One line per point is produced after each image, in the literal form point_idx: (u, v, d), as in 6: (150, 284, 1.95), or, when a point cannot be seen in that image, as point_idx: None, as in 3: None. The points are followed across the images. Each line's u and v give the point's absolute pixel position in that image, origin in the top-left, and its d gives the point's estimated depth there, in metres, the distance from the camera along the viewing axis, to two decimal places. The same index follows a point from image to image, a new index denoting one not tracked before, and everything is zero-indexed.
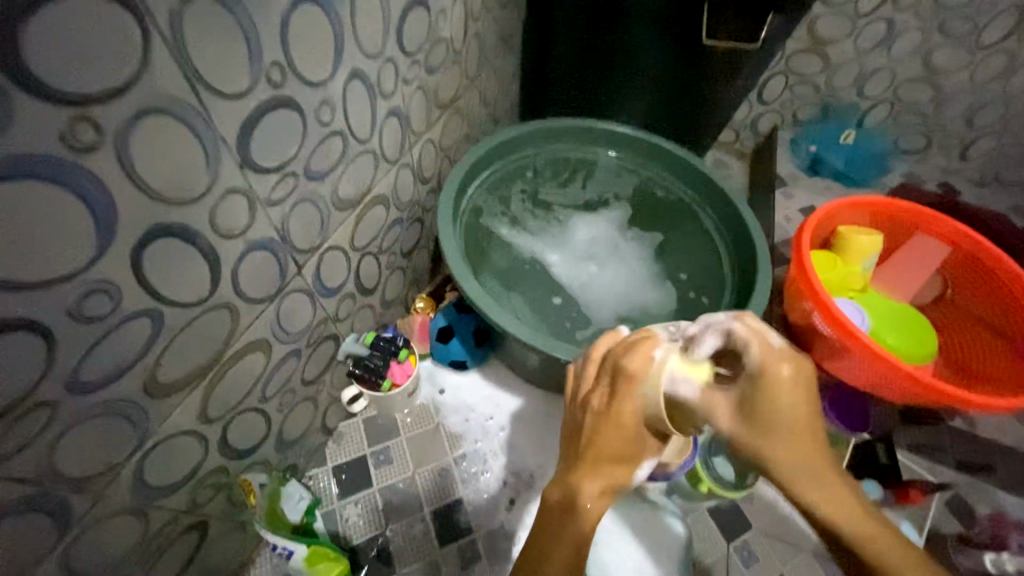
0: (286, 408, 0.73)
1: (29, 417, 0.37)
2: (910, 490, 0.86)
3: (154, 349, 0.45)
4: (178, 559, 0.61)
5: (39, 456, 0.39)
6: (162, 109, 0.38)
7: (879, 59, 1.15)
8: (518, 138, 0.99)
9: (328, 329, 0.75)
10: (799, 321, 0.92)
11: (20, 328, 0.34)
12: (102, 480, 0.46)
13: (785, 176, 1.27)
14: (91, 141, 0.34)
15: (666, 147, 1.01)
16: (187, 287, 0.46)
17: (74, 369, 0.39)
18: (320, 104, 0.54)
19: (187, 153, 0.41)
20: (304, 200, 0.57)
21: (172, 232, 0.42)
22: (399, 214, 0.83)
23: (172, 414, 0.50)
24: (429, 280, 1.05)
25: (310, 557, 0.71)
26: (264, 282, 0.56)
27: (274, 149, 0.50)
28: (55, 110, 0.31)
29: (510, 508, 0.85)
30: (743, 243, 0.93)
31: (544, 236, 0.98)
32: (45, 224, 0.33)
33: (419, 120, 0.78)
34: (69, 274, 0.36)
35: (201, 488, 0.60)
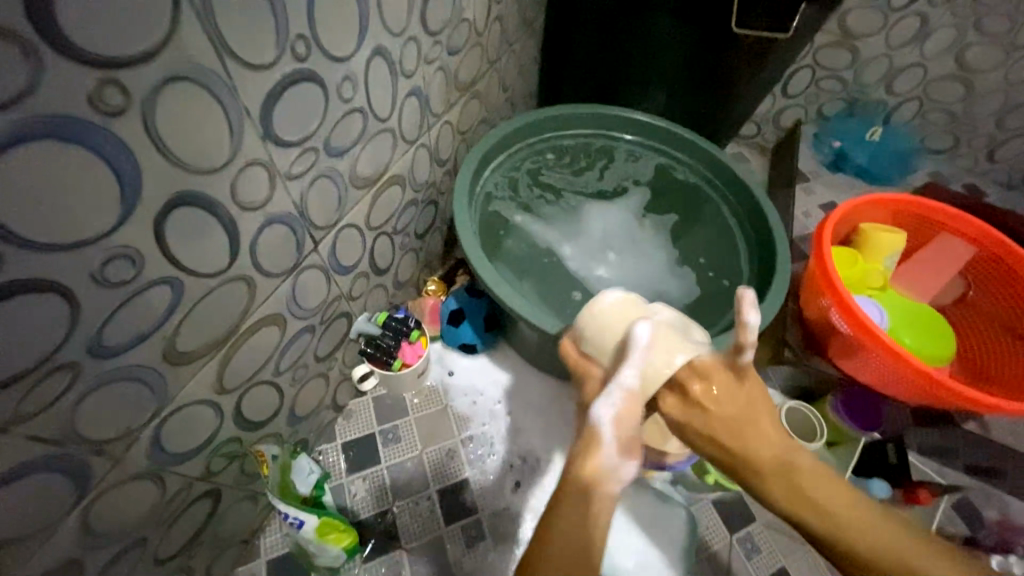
0: (299, 383, 0.74)
1: (54, 377, 0.38)
2: (920, 492, 0.84)
3: (174, 318, 0.46)
4: (192, 524, 0.63)
5: (63, 416, 0.40)
6: (189, 77, 0.37)
7: (911, 54, 1.11)
8: (538, 122, 0.97)
9: (341, 308, 0.76)
10: (815, 317, 0.90)
11: (46, 290, 0.35)
12: (122, 443, 0.47)
13: (806, 171, 1.25)
14: (119, 105, 0.34)
15: (687, 137, 0.99)
16: (207, 257, 0.46)
17: (97, 333, 0.39)
18: (342, 80, 0.53)
19: (211, 123, 0.41)
20: (323, 176, 0.57)
21: (193, 202, 0.42)
22: (415, 196, 0.83)
23: (189, 383, 0.51)
24: (441, 264, 1.05)
25: (320, 528, 0.72)
26: (282, 257, 0.56)
27: (296, 124, 0.50)
28: (85, 72, 0.31)
29: (515, 491, 0.86)
30: (763, 237, 0.91)
31: (559, 223, 0.97)
32: (73, 187, 0.33)
33: (438, 101, 0.77)
34: (94, 239, 0.36)
35: (216, 457, 0.62)
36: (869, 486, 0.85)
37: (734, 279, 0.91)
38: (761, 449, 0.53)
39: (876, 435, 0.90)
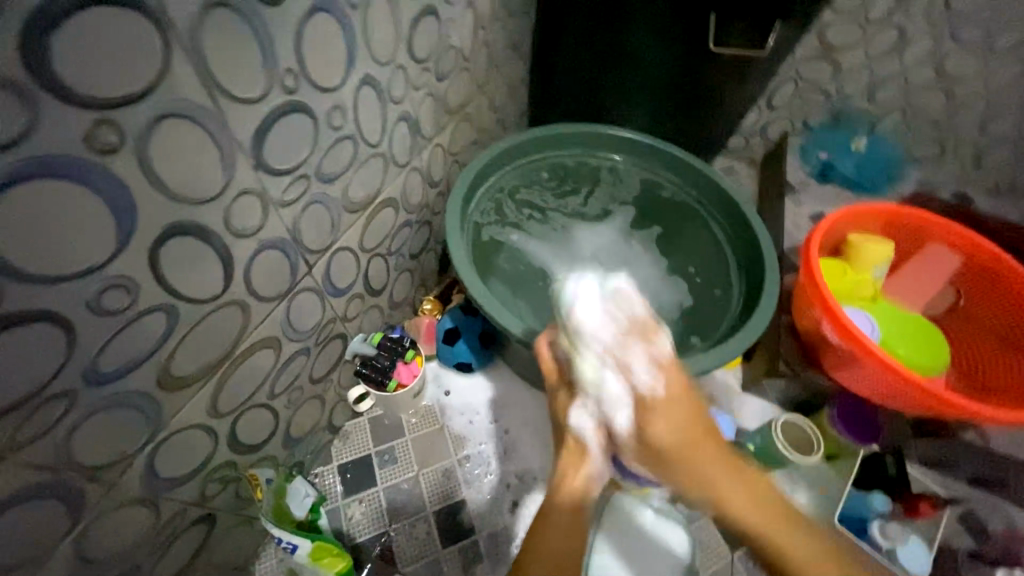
0: (294, 405, 0.74)
1: (49, 405, 0.39)
2: (920, 504, 0.82)
3: (168, 344, 0.47)
4: (185, 551, 0.63)
5: (57, 445, 0.41)
6: (181, 113, 0.39)
7: (890, 66, 1.14)
8: (527, 143, 1.00)
9: (336, 329, 0.77)
10: (807, 329, 0.91)
11: (41, 320, 0.36)
12: (116, 469, 0.47)
13: (795, 183, 1.27)
14: (113, 143, 0.35)
15: (673, 153, 1.01)
16: (202, 284, 0.47)
17: (91, 361, 0.40)
18: (331, 108, 0.55)
19: (202, 155, 0.42)
20: (315, 201, 0.59)
21: (187, 231, 0.44)
22: (408, 217, 0.85)
23: (184, 406, 0.52)
24: (437, 282, 1.06)
25: (313, 552, 0.72)
26: (276, 281, 0.58)
27: (287, 152, 0.51)
28: (80, 113, 0.33)
29: (514, 511, 0.85)
30: (752, 251, 0.93)
31: (551, 241, 0.99)
32: (69, 222, 0.35)
33: (428, 125, 0.80)
34: (89, 269, 0.37)
35: (210, 482, 0.62)
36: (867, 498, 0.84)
37: (725, 291, 0.93)
38: (728, 469, 0.62)
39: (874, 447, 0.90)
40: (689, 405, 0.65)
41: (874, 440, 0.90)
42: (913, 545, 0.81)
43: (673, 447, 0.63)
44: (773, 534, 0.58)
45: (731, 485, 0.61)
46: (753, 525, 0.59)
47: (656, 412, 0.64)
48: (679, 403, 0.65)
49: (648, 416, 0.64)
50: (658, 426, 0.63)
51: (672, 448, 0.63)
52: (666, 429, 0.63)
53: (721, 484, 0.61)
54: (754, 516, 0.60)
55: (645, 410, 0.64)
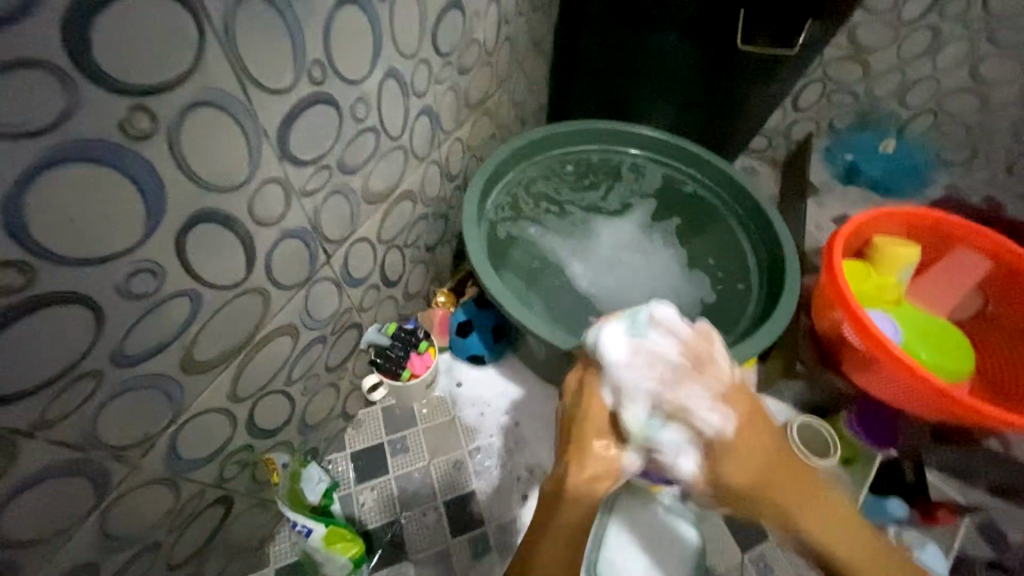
0: (310, 393, 0.75)
1: (78, 384, 0.40)
2: (937, 512, 0.84)
3: (191, 328, 0.47)
4: (203, 531, 0.64)
5: (84, 422, 0.42)
6: (212, 102, 0.40)
7: (923, 66, 1.11)
8: (546, 137, 0.99)
9: (351, 319, 0.78)
10: (827, 332, 0.89)
11: (73, 301, 0.37)
12: (140, 449, 0.48)
13: (818, 184, 1.24)
14: (145, 130, 0.36)
15: (695, 150, 0.99)
16: (225, 271, 0.48)
17: (119, 342, 0.41)
18: (355, 101, 0.56)
19: (230, 144, 0.43)
20: (336, 193, 0.59)
21: (213, 219, 0.44)
22: (425, 210, 0.85)
23: (205, 390, 0.53)
24: (451, 276, 1.07)
25: (327, 536, 0.73)
26: (295, 270, 0.58)
27: (311, 143, 0.52)
28: (115, 99, 0.33)
29: (523, 504, 0.86)
30: (772, 251, 0.91)
31: (568, 236, 0.98)
32: (101, 206, 0.36)
33: (448, 119, 0.79)
34: (119, 253, 0.38)
35: (228, 465, 0.63)
36: (883, 504, 0.84)
37: (744, 292, 0.91)
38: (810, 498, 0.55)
39: (892, 452, 0.88)
40: (768, 429, 0.57)
41: (893, 446, 0.87)
42: (932, 552, 0.80)
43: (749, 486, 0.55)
44: (870, 573, 0.53)
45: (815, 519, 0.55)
46: (852, 563, 0.53)
47: (737, 443, 0.55)
48: (759, 431, 0.56)
49: (723, 453, 0.55)
50: (733, 462, 0.55)
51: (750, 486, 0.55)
52: (744, 461, 0.54)
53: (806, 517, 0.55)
54: (844, 552, 0.54)
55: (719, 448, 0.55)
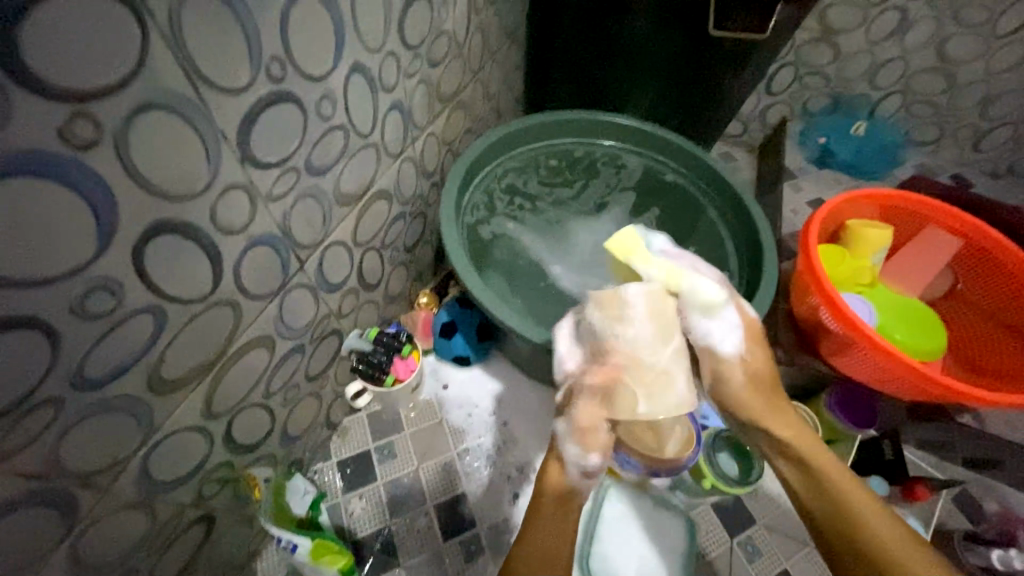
0: (291, 403, 0.73)
1: (35, 413, 0.37)
2: (917, 487, 0.84)
3: (157, 346, 0.45)
4: (185, 551, 0.62)
5: (45, 452, 0.39)
6: (161, 105, 0.37)
7: (890, 49, 1.13)
8: (523, 131, 0.98)
9: (331, 324, 0.75)
10: (806, 316, 0.91)
11: (23, 327, 0.34)
12: (110, 474, 0.46)
13: (793, 169, 1.26)
14: (88, 138, 0.33)
15: (672, 140, 0.99)
16: (190, 284, 0.46)
17: (78, 365, 0.39)
18: (321, 98, 0.53)
19: (185, 150, 0.40)
20: (306, 195, 0.57)
21: (173, 228, 0.42)
22: (402, 209, 0.83)
23: (177, 408, 0.50)
24: (433, 275, 1.05)
25: (314, 549, 0.71)
26: (267, 279, 0.56)
27: (275, 144, 0.50)
28: (51, 107, 0.31)
29: (515, 502, 0.85)
30: (751, 238, 0.92)
31: (547, 230, 0.98)
32: (46, 223, 0.33)
33: (421, 114, 0.77)
34: (71, 271, 0.36)
35: (207, 483, 0.60)
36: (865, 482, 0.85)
37: (726, 279, 0.92)
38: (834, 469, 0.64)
39: (871, 431, 0.91)
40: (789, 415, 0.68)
41: (872, 425, 0.89)
42: (911, 528, 0.82)
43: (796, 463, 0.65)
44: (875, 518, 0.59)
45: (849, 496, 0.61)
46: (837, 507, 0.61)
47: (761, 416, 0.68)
48: (802, 427, 0.67)
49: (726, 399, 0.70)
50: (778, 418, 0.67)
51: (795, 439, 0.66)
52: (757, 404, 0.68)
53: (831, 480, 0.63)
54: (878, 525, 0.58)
55: (733, 403, 0.69)
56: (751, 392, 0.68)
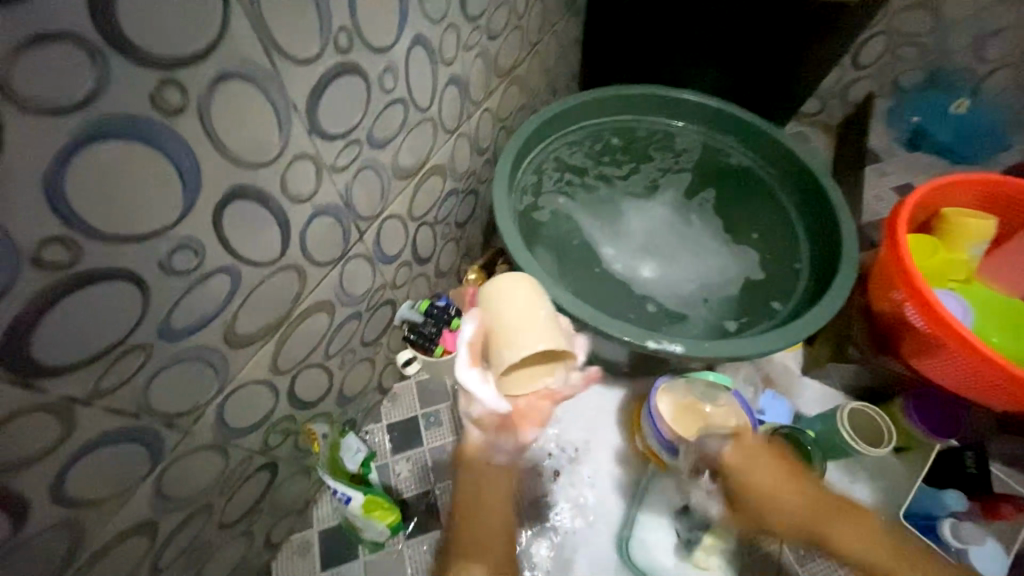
0: (347, 366, 0.77)
1: (129, 356, 0.41)
2: (1002, 505, 0.76)
3: (233, 303, 0.48)
4: (253, 493, 0.68)
5: (138, 393, 0.43)
6: (239, 74, 0.39)
7: (1009, 13, 0.99)
8: (581, 106, 0.94)
9: (385, 295, 0.79)
10: (886, 313, 0.83)
11: (119, 276, 0.37)
12: (191, 417, 0.50)
13: (879, 150, 1.14)
14: (177, 104, 0.36)
15: (742, 117, 0.94)
16: (263, 248, 0.49)
17: (166, 316, 0.42)
18: (383, 70, 0.55)
19: (260, 119, 0.42)
20: (366, 167, 0.59)
21: (247, 194, 0.44)
22: (455, 184, 0.84)
23: (248, 362, 0.54)
24: (482, 253, 1.06)
25: (365, 504, 0.76)
26: (329, 246, 0.59)
27: (340, 116, 0.51)
28: (144, 72, 0.33)
29: (554, 480, 0.84)
30: (827, 224, 0.86)
31: (601, 210, 0.95)
32: (141, 182, 0.36)
33: (478, 89, 0.77)
34: (161, 229, 0.38)
35: (273, 433, 0.65)
36: (938, 495, 0.78)
37: (797, 268, 0.86)
38: (877, 549, 0.64)
39: (953, 442, 0.82)
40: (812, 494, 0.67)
41: (955, 436, 0.81)
42: (990, 549, 0.75)
43: (810, 535, 0.66)
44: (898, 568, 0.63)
45: (880, 565, 0.63)
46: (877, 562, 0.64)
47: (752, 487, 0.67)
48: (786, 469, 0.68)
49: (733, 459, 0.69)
50: (759, 476, 0.67)
51: (811, 511, 0.66)
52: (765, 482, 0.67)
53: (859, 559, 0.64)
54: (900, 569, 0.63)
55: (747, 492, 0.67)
56: (767, 476, 0.67)
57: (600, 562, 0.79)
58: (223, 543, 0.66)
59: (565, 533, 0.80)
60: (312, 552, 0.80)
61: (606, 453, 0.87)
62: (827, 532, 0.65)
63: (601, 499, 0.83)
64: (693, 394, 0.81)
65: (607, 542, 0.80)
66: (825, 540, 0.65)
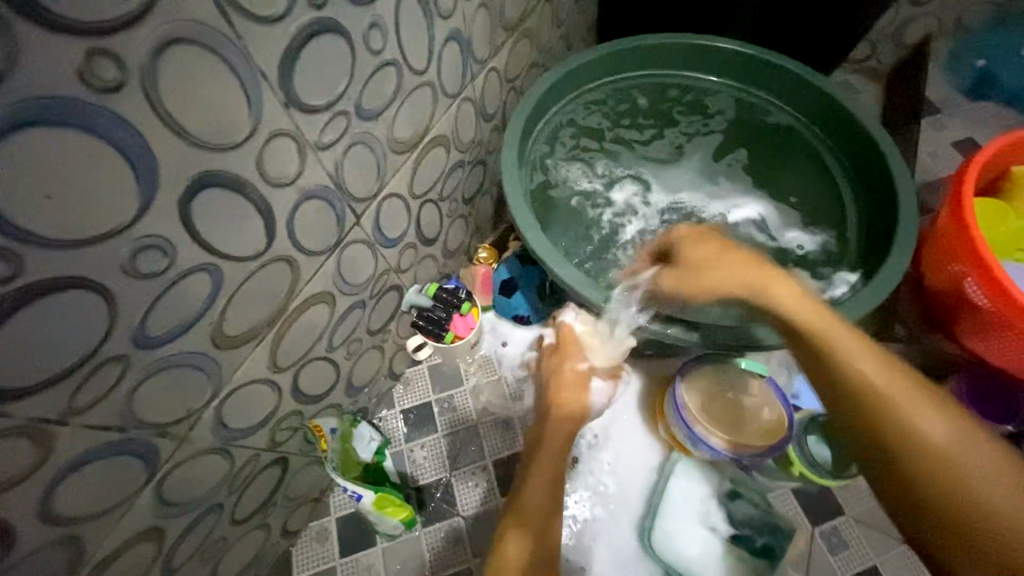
0: (354, 355, 0.73)
1: (103, 370, 0.37)
2: None
3: (216, 304, 0.44)
4: (265, 488, 0.66)
5: (120, 406, 0.40)
6: (190, 39, 0.33)
7: None
8: (598, 61, 0.84)
9: (390, 280, 0.74)
10: (940, 287, 0.74)
11: (74, 287, 0.32)
12: (185, 424, 0.47)
13: (935, 100, 1.01)
14: (115, 80, 0.30)
15: (784, 65, 0.83)
16: (245, 241, 0.44)
17: (139, 325, 0.38)
18: (369, 28, 0.47)
19: (224, 93, 0.36)
20: (358, 142, 0.53)
21: (217, 182, 0.39)
22: (461, 156, 0.76)
23: (243, 362, 0.51)
24: (492, 229, 1.00)
25: (377, 501, 0.73)
26: (323, 234, 0.53)
27: (322, 85, 0.45)
28: (65, 42, 0.27)
29: (574, 468, 0.81)
30: (881, 187, 0.77)
31: (620, 179, 0.86)
32: (84, 178, 0.30)
33: (482, 47, 0.68)
34: (117, 231, 0.33)
35: (279, 430, 0.63)
36: None
37: (847, 241, 0.78)
38: (909, 389, 0.44)
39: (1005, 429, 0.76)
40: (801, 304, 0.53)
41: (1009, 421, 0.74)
42: None
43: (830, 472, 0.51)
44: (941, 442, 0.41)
45: (899, 396, 0.43)
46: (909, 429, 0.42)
47: (704, 269, 0.60)
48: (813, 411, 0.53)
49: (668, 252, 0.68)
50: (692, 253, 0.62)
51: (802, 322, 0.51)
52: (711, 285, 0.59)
53: (886, 397, 0.44)
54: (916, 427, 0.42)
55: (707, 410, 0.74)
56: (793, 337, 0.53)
57: (621, 550, 0.76)
58: (238, 538, 0.65)
59: (585, 521, 0.78)
60: (330, 539, 0.80)
61: (628, 439, 0.83)
62: (827, 343, 0.48)
63: (623, 486, 0.80)
64: (728, 382, 0.79)
65: (629, 530, 0.77)
66: (824, 357, 0.48)
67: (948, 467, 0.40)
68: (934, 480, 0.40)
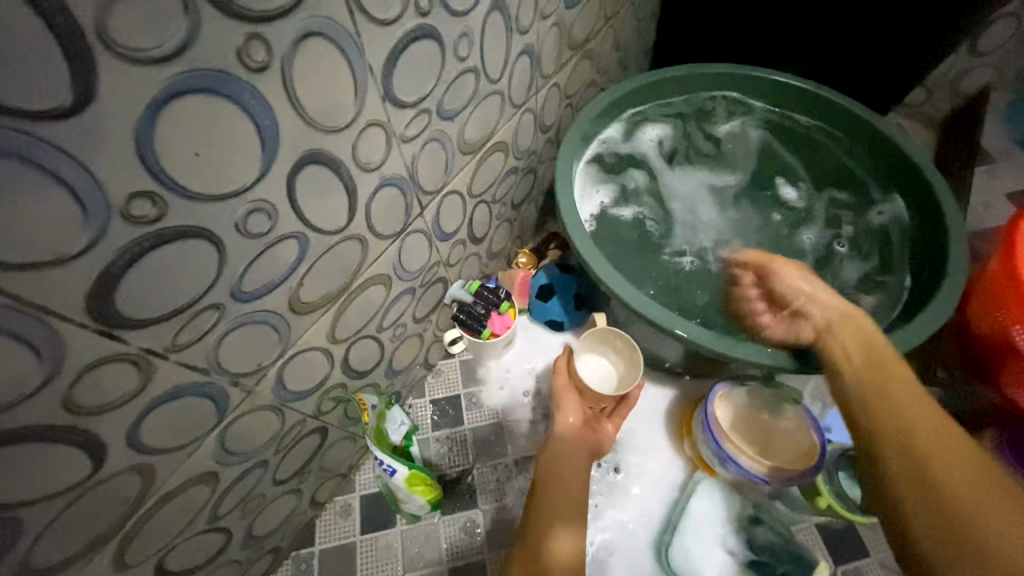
0: (398, 340, 0.77)
1: (203, 314, 0.41)
2: None
3: (299, 270, 0.48)
4: (304, 454, 0.69)
5: (209, 351, 0.44)
6: (322, 32, 0.37)
7: None
8: (656, 83, 0.87)
9: (439, 272, 0.78)
10: (983, 332, 0.73)
11: (197, 236, 0.37)
12: (254, 377, 0.51)
13: (991, 152, 1.00)
14: (262, 61, 0.35)
15: (840, 102, 0.84)
16: (330, 216, 0.48)
17: (238, 279, 0.42)
18: (459, 37, 0.52)
19: (339, 82, 0.41)
20: (434, 139, 0.57)
21: (320, 159, 0.43)
22: (516, 163, 0.81)
23: (309, 329, 0.55)
24: (533, 236, 1.03)
25: (410, 478, 0.76)
26: (392, 219, 0.58)
27: (414, 84, 0.49)
28: (232, 27, 0.32)
29: (597, 478, 0.81)
30: (933, 229, 0.77)
31: (664, 197, 0.88)
32: (222, 142, 0.35)
33: (550, 62, 0.73)
34: (239, 191, 0.38)
35: (326, 399, 0.67)
36: None
37: (888, 276, 0.79)
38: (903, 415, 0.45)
39: None
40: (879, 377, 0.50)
41: None
42: None
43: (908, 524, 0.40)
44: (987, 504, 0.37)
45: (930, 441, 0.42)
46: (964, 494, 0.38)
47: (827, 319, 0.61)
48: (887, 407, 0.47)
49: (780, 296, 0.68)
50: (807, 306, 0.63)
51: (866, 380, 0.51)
52: (888, 388, 0.49)
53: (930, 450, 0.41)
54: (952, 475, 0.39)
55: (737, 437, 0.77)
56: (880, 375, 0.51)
57: (637, 565, 0.76)
58: (275, 497, 0.69)
59: (602, 535, 0.78)
60: (353, 515, 0.82)
61: (651, 453, 0.84)
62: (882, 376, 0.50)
63: (642, 501, 0.80)
64: (756, 404, 0.81)
65: (647, 548, 0.77)
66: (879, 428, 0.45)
67: (983, 504, 0.37)
68: (981, 518, 0.36)
